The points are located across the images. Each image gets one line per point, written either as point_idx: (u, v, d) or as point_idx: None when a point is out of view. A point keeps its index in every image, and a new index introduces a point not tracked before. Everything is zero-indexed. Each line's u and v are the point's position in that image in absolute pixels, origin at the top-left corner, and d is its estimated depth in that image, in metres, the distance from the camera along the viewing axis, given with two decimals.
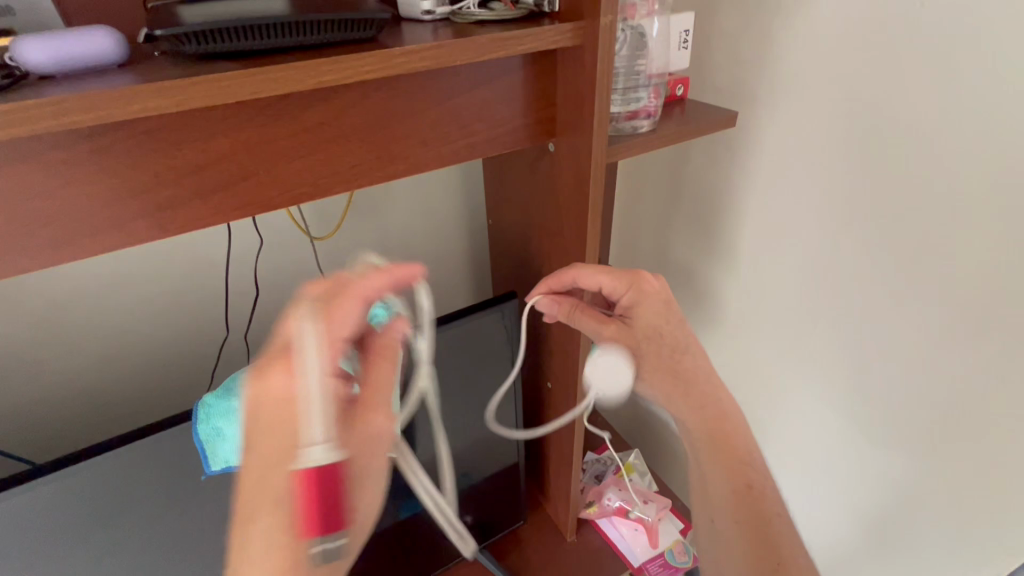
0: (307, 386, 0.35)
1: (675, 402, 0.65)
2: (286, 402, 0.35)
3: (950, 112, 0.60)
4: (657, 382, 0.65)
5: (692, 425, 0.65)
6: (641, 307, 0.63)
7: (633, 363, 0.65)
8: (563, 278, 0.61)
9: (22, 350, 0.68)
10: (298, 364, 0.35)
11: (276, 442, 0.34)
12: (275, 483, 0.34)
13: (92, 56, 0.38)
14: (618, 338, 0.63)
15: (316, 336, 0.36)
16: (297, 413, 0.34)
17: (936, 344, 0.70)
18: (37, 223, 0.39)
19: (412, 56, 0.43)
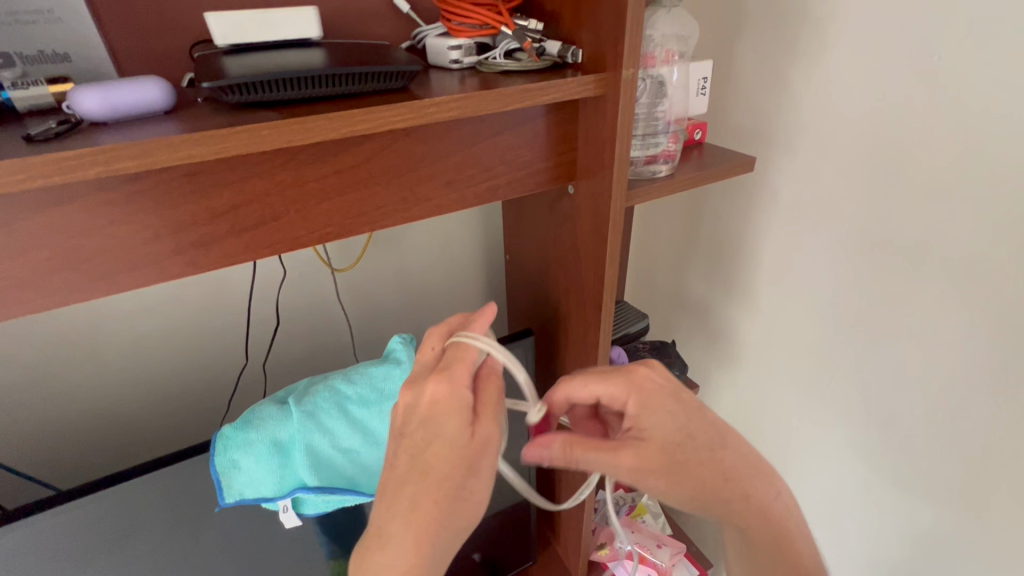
0: (462, 391, 0.45)
1: (731, 515, 0.54)
2: (445, 405, 0.44)
3: (975, 165, 0.59)
4: (713, 494, 0.53)
5: (760, 539, 0.55)
6: (651, 409, 0.52)
7: (674, 486, 0.52)
8: (554, 400, 0.53)
9: (50, 375, 0.69)
10: (451, 379, 0.45)
11: (430, 432, 0.44)
12: (432, 463, 0.44)
13: (144, 105, 0.41)
14: (641, 463, 0.50)
15: (461, 370, 0.45)
16: (453, 420, 0.44)
17: (966, 396, 0.68)
18: (80, 259, 0.41)
19: (441, 107, 0.45)
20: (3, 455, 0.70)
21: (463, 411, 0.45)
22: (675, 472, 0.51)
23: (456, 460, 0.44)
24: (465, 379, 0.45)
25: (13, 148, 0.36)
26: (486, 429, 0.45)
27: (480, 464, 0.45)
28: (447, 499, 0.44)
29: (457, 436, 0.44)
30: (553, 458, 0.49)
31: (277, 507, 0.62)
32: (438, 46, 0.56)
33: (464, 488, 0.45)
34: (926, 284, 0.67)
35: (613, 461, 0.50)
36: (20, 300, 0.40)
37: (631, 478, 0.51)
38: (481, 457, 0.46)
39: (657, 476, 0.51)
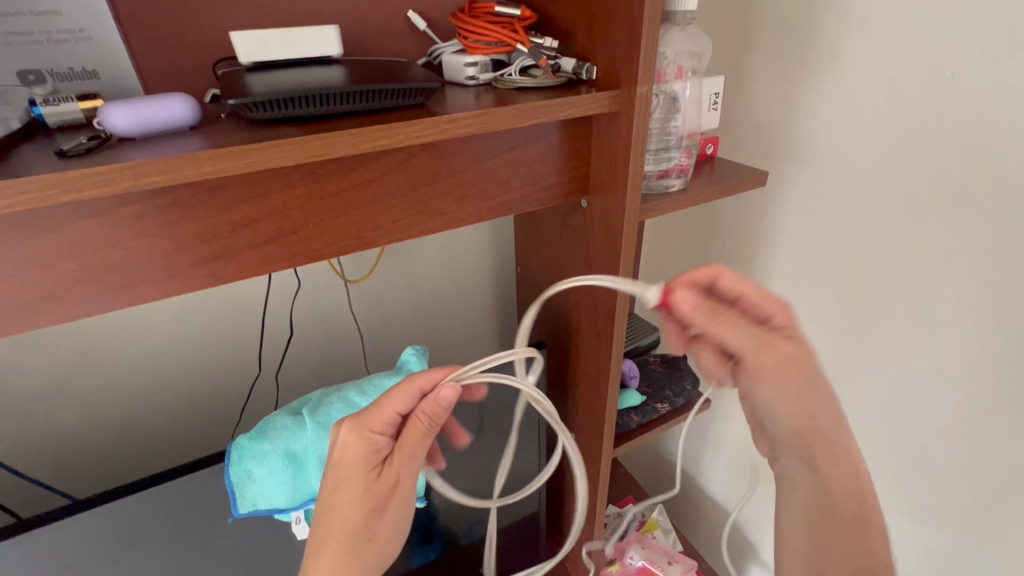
0: (369, 435, 0.49)
1: (823, 461, 0.59)
2: (351, 452, 0.48)
3: (990, 181, 0.59)
4: (821, 424, 0.58)
5: (840, 497, 0.59)
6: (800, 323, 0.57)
7: (789, 395, 0.57)
8: (703, 273, 0.57)
9: (69, 384, 0.70)
10: (360, 427, 0.49)
11: (336, 477, 0.48)
12: (336, 505, 0.48)
13: (171, 121, 0.42)
14: (775, 358, 0.56)
15: (370, 415, 0.49)
16: (356, 465, 0.48)
17: (984, 415, 0.66)
18: (105, 271, 0.42)
19: (458, 123, 0.46)
20: (22, 463, 0.71)
21: (368, 460, 0.48)
22: (807, 378, 0.57)
23: (355, 501, 0.48)
24: (373, 426, 0.49)
25: (46, 163, 0.37)
26: (390, 477, 0.49)
27: (380, 510, 0.49)
28: (350, 540, 0.47)
29: (359, 479, 0.48)
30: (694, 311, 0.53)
31: (289, 518, 0.62)
32: (454, 63, 0.57)
33: (368, 529, 0.48)
34: (939, 301, 0.67)
35: (758, 344, 0.55)
36: (46, 310, 0.41)
37: (762, 367, 0.56)
38: (383, 503, 0.49)
39: (794, 370, 0.56)
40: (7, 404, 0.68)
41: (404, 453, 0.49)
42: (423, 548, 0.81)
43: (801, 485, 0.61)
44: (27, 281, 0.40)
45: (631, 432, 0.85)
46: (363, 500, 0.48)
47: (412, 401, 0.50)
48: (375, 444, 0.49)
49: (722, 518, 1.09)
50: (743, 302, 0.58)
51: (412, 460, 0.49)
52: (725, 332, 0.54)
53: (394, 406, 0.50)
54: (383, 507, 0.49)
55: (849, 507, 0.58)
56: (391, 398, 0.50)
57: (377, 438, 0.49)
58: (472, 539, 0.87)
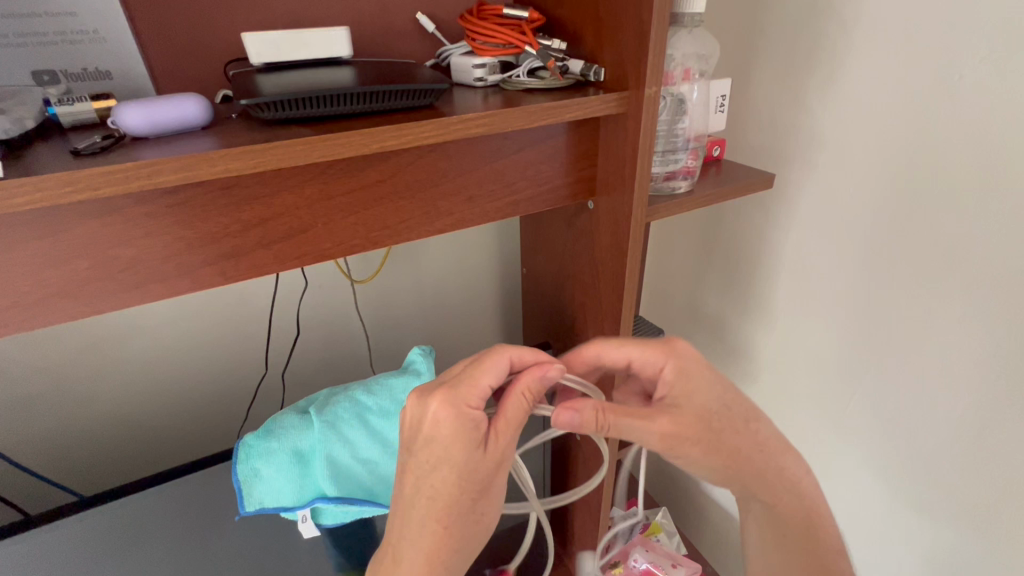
0: (470, 412, 0.43)
1: (762, 490, 0.56)
2: (453, 432, 0.42)
3: (998, 183, 0.58)
4: (746, 459, 0.54)
5: (789, 518, 0.57)
6: (689, 371, 0.54)
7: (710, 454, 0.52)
8: (580, 355, 0.55)
9: (77, 382, 0.71)
10: (459, 405, 0.43)
11: (434, 456, 0.42)
12: (438, 489, 0.43)
13: (183, 121, 0.43)
14: (675, 430, 0.51)
15: (467, 390, 0.43)
16: (459, 445, 0.42)
17: (991, 419, 0.66)
18: (117, 268, 0.42)
19: (467, 124, 0.46)
20: (31, 459, 0.71)
21: (473, 439, 0.43)
22: (707, 439, 0.52)
23: (459, 483, 0.43)
24: (472, 402, 0.43)
25: (61, 162, 0.37)
26: (495, 457, 0.45)
27: (483, 488, 0.45)
28: (455, 520, 0.44)
29: (462, 460, 0.43)
30: (584, 426, 0.49)
31: (295, 516, 0.61)
32: (463, 64, 0.58)
33: (471, 507, 0.45)
34: (946, 306, 0.66)
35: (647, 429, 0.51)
36: (60, 307, 0.42)
37: (664, 447, 0.53)
38: (486, 480, 0.45)
39: (689, 441, 0.52)
40: (17, 401, 0.68)
41: (505, 429, 0.45)
42: None
43: (755, 508, 0.58)
44: (41, 279, 0.40)
45: (637, 433, 0.84)
46: (467, 480, 0.43)
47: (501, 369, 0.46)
48: (477, 423, 0.43)
49: (726, 521, 1.09)
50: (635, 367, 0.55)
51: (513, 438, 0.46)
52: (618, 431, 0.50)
53: (490, 381, 0.45)
54: (485, 484, 0.45)
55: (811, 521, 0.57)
56: (486, 371, 0.45)
57: (477, 416, 0.43)
58: None
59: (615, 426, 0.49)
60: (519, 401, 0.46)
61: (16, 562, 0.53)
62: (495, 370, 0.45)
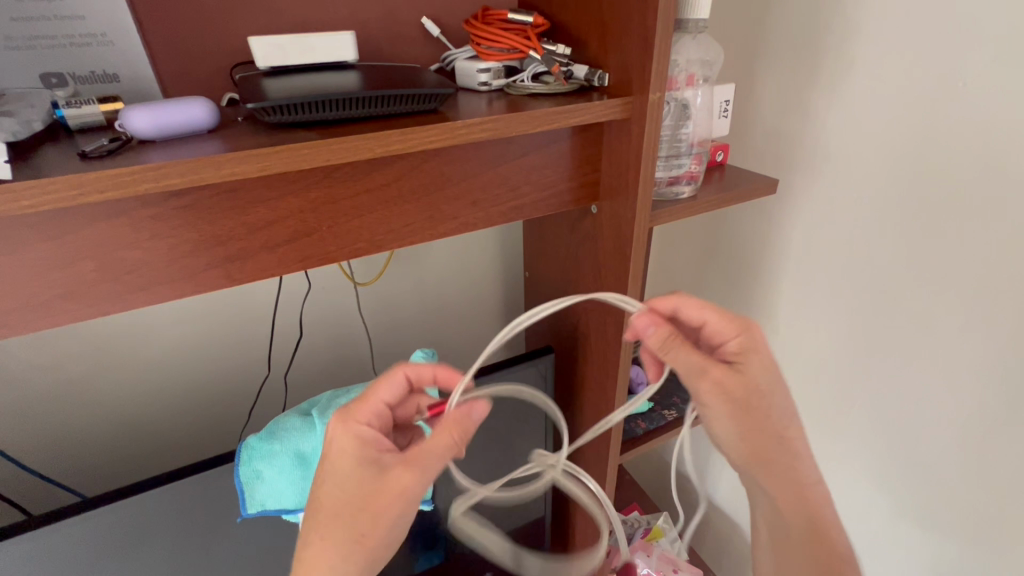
0: (359, 427, 0.46)
1: (768, 482, 0.57)
2: (343, 444, 0.45)
3: (1003, 191, 0.58)
4: (765, 446, 0.55)
5: (792, 516, 0.57)
6: (754, 351, 0.54)
7: (738, 419, 0.55)
8: (661, 302, 0.56)
9: (81, 382, 0.71)
10: (348, 418, 0.46)
11: (327, 469, 0.45)
12: (326, 497, 0.45)
13: (190, 125, 0.43)
14: (723, 384, 0.53)
15: (359, 406, 0.48)
16: (349, 460, 0.44)
17: (996, 426, 0.66)
18: (123, 270, 0.43)
19: (472, 128, 0.46)
20: (33, 460, 0.71)
21: (360, 455, 0.45)
22: (743, 406, 0.54)
23: (346, 498, 0.44)
24: (360, 417, 0.47)
25: (69, 165, 0.38)
26: (387, 480, 0.44)
27: (370, 512, 0.44)
28: (338, 535, 0.45)
29: (350, 474, 0.44)
30: (652, 338, 0.51)
31: (298, 519, 0.62)
32: (467, 69, 0.58)
33: (358, 526, 0.44)
34: (950, 313, 0.66)
35: (699, 368, 0.53)
36: (66, 308, 0.42)
37: (705, 394, 0.54)
38: (376, 504, 0.44)
39: (728, 398, 0.54)
40: (21, 402, 0.68)
41: (414, 457, 0.44)
42: (427, 552, 0.81)
43: (762, 503, 0.59)
44: (46, 280, 0.40)
45: (638, 438, 0.84)
46: (353, 496, 0.44)
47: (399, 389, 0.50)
48: (366, 437, 0.46)
49: (728, 525, 1.08)
50: (707, 329, 0.55)
51: (421, 468, 0.44)
52: (674, 360, 0.52)
53: (380, 396, 0.49)
54: (374, 507, 0.44)
55: (813, 523, 0.56)
56: (380, 388, 0.50)
57: (366, 431, 0.46)
58: (475, 545, 0.86)
59: (674, 353, 0.51)
60: (442, 434, 0.45)
61: (17, 562, 0.53)
62: (387, 388, 0.50)
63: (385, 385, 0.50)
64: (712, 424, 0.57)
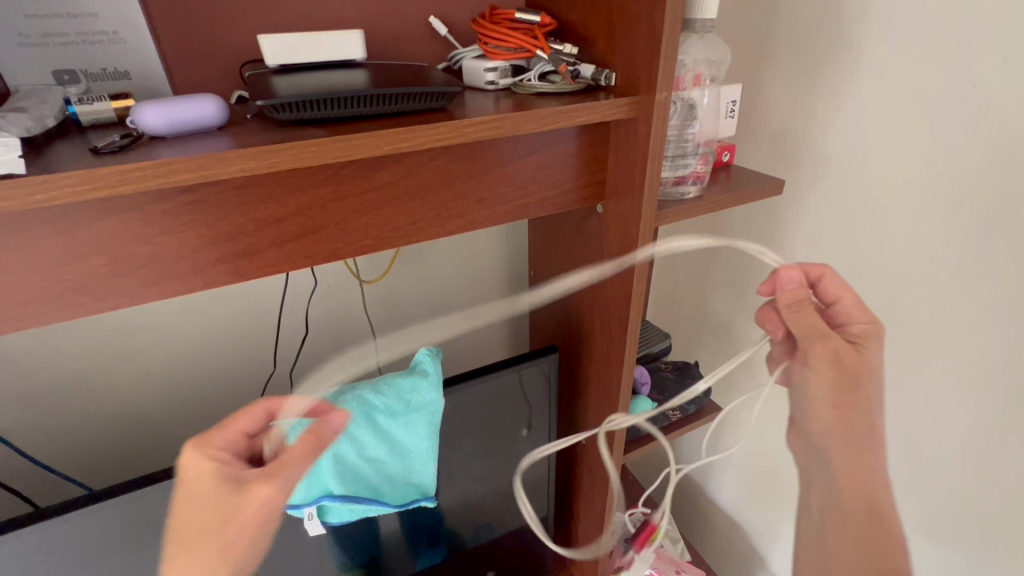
0: (211, 449, 0.47)
1: (840, 459, 0.60)
2: (206, 474, 0.45)
3: (1009, 193, 0.58)
4: (852, 423, 0.59)
5: (854, 497, 0.59)
6: (875, 339, 0.58)
7: (840, 393, 0.59)
8: (812, 270, 0.59)
9: (89, 377, 0.72)
10: (202, 444, 0.47)
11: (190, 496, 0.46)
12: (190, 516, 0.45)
13: (201, 121, 0.44)
14: (841, 360, 0.58)
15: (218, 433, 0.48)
16: (208, 481, 0.45)
17: (1003, 430, 0.65)
18: (134, 265, 0.43)
19: (479, 127, 0.46)
20: (42, 453, 0.72)
21: (220, 476, 0.45)
22: (847, 381, 0.58)
23: (199, 513, 0.45)
24: (214, 442, 0.47)
25: (81, 160, 0.38)
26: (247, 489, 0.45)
27: (229, 514, 0.45)
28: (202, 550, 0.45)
29: (216, 488, 0.45)
30: (791, 290, 0.56)
31: (303, 515, 0.65)
32: (474, 68, 0.58)
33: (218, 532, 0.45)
34: (957, 316, 0.66)
35: (821, 333, 0.56)
36: (77, 302, 0.42)
37: (813, 354, 0.57)
38: (241, 513, 0.45)
39: (847, 370, 0.58)
40: (30, 394, 0.69)
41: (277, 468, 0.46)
42: (428, 551, 0.82)
43: (818, 484, 0.62)
44: (57, 274, 0.41)
45: (643, 438, 0.84)
46: (209, 510, 0.45)
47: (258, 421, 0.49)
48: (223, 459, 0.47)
49: (731, 527, 1.08)
50: (839, 308, 0.59)
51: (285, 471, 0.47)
52: (797, 324, 0.56)
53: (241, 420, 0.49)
54: (242, 517, 0.46)
55: (873, 509, 0.59)
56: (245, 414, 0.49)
57: (221, 453, 0.47)
58: (477, 544, 0.86)
59: (803, 317, 0.56)
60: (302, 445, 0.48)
61: (26, 552, 0.54)
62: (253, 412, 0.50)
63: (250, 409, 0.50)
64: (805, 389, 0.60)
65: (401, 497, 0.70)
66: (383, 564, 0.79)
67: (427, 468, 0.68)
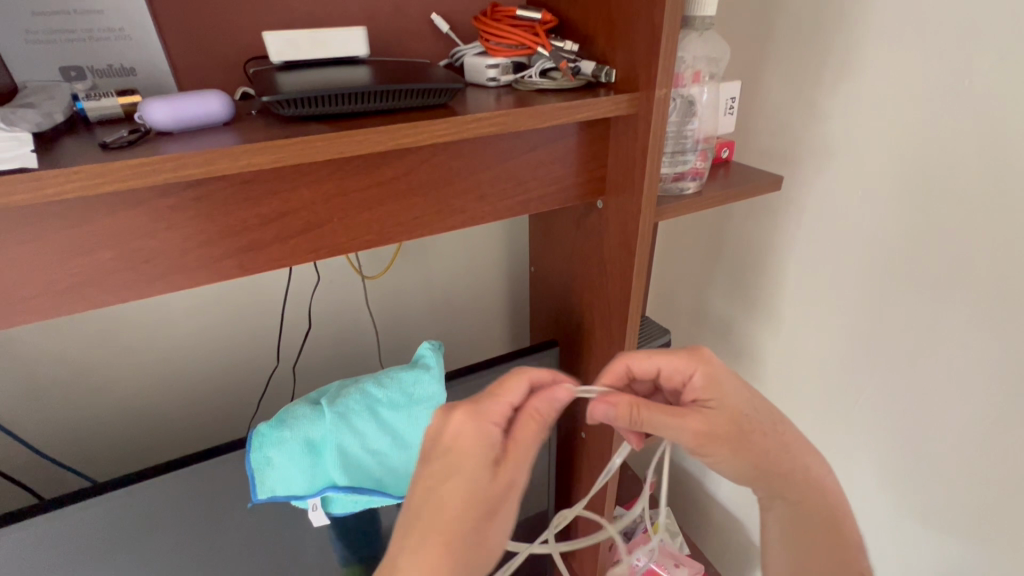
0: (478, 419, 0.44)
1: (786, 489, 0.56)
2: (469, 440, 0.43)
3: (1004, 189, 0.59)
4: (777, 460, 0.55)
5: (813, 513, 0.56)
6: (720, 381, 0.56)
7: (740, 454, 0.55)
8: (614, 370, 0.59)
9: (94, 370, 0.73)
10: (476, 414, 0.44)
11: (445, 467, 0.42)
12: (445, 497, 0.40)
13: (207, 117, 0.44)
14: (708, 427, 0.54)
15: (487, 403, 0.46)
16: (474, 454, 0.42)
17: (997, 424, 0.66)
18: (140, 258, 0.44)
19: (481, 123, 0.47)
20: (46, 445, 0.73)
21: (486, 453, 0.43)
22: (737, 439, 0.54)
23: (456, 498, 0.40)
24: (478, 415, 0.44)
25: (90, 155, 0.39)
26: (497, 477, 0.42)
27: (478, 513, 0.41)
28: (460, 539, 0.39)
29: (480, 470, 0.42)
30: (619, 417, 0.51)
31: (307, 506, 0.63)
32: (476, 64, 0.59)
33: (476, 528, 0.41)
34: (953, 312, 0.67)
35: (679, 423, 0.53)
36: (84, 294, 0.43)
37: (696, 446, 0.55)
38: (488, 501, 0.41)
39: (720, 439, 0.54)
40: (37, 387, 0.70)
41: (516, 453, 0.44)
42: None
43: (777, 508, 0.57)
44: (65, 267, 0.42)
45: None
46: (461, 496, 0.41)
47: (524, 397, 0.48)
48: (489, 434, 0.44)
49: (729, 523, 1.09)
50: (664, 376, 0.58)
51: (528, 453, 0.45)
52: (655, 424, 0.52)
53: (507, 394, 0.47)
54: (487, 507, 0.41)
55: (834, 517, 0.56)
56: (507, 385, 0.47)
57: (491, 428, 0.44)
58: None
59: (648, 416, 0.52)
60: (532, 426, 0.46)
61: (35, 541, 0.55)
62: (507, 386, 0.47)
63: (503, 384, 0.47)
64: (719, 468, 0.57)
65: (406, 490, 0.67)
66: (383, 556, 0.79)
67: None
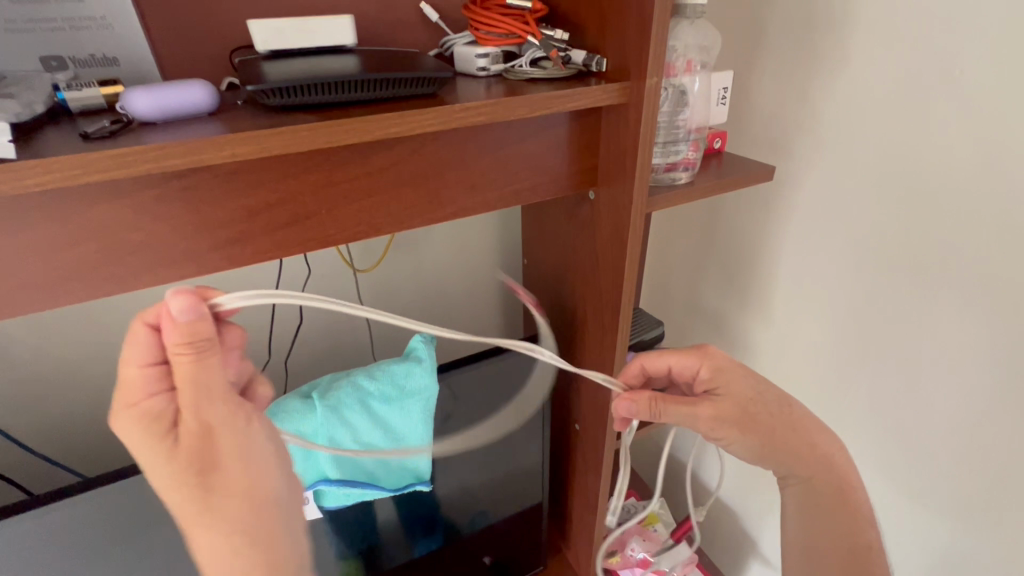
0: (130, 403, 0.38)
1: (796, 465, 0.59)
2: (140, 437, 0.38)
3: (994, 178, 0.59)
4: (789, 437, 0.59)
5: (823, 488, 0.60)
6: (726, 371, 0.61)
7: (750, 434, 0.59)
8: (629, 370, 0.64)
9: (82, 366, 0.72)
10: (128, 410, 0.38)
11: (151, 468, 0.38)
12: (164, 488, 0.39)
13: (191, 107, 0.44)
14: (718, 411, 0.59)
15: (122, 390, 0.39)
16: (146, 444, 0.38)
17: (988, 411, 0.67)
18: (125, 251, 0.43)
19: (470, 112, 0.46)
20: (35, 442, 0.72)
21: (159, 434, 0.38)
22: (745, 422, 0.59)
23: (175, 476, 0.39)
24: (129, 399, 0.38)
25: (71, 145, 0.38)
26: (197, 432, 0.39)
27: (209, 471, 0.39)
28: (198, 505, 0.39)
29: (167, 439, 0.38)
30: (639, 411, 0.58)
31: None
32: (466, 53, 0.58)
33: (202, 485, 0.39)
34: (943, 300, 0.67)
35: (689, 411, 0.59)
36: (68, 288, 0.42)
37: (707, 430, 0.60)
38: (223, 454, 0.40)
39: (730, 422, 0.59)
40: (25, 385, 0.69)
41: (186, 404, 0.38)
42: (426, 538, 0.83)
43: (791, 485, 0.61)
44: (49, 261, 0.41)
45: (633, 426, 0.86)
46: (175, 473, 0.39)
47: (152, 343, 0.39)
48: (148, 411, 0.38)
49: (723, 513, 1.10)
50: (674, 371, 0.63)
51: (193, 385, 0.38)
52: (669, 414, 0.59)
53: (135, 357, 0.39)
54: (216, 461, 0.40)
55: (844, 493, 0.59)
56: (128, 350, 0.39)
57: (149, 403, 0.38)
58: (473, 530, 0.87)
59: (663, 407, 0.59)
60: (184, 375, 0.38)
61: (25, 540, 0.54)
62: (134, 347, 0.39)
63: (130, 348, 0.39)
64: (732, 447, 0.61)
65: (396, 482, 0.71)
66: (380, 549, 0.79)
67: (423, 454, 0.70)
